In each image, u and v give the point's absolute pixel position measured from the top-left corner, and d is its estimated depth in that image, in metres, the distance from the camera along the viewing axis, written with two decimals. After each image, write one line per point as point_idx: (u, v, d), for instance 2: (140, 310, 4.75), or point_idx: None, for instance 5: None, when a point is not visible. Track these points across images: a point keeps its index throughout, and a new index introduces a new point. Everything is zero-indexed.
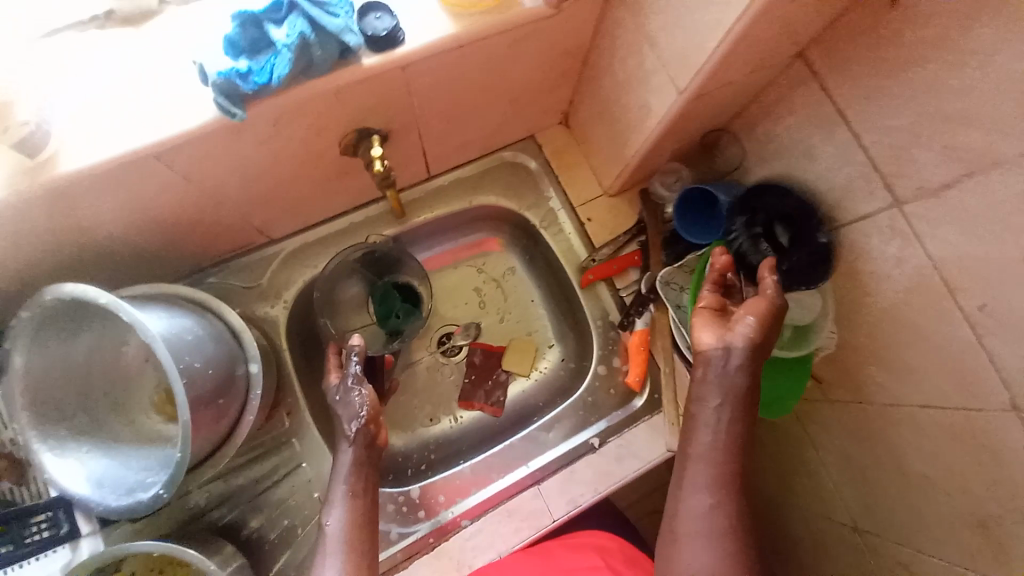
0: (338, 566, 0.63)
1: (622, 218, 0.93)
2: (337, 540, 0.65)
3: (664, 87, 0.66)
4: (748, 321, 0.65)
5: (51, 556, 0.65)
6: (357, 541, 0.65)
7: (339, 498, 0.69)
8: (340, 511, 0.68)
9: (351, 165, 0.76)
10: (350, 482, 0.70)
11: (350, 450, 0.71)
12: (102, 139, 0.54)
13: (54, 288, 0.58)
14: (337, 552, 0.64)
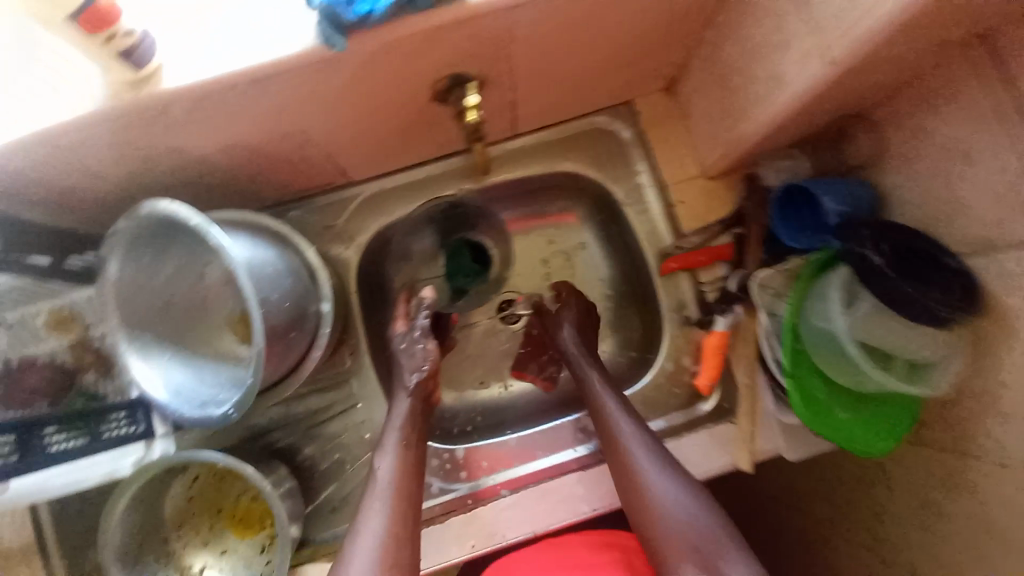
0: (384, 508, 0.67)
1: (718, 204, 0.84)
2: (384, 484, 0.68)
3: (808, 58, 0.56)
4: None
5: (124, 449, 0.68)
6: (404, 490, 0.68)
7: (391, 446, 0.72)
8: (390, 457, 0.71)
9: (438, 113, 0.72)
10: (401, 429, 0.73)
11: (406, 400, 0.76)
12: (202, 58, 0.52)
13: (151, 203, 0.59)
14: (384, 495, 0.67)
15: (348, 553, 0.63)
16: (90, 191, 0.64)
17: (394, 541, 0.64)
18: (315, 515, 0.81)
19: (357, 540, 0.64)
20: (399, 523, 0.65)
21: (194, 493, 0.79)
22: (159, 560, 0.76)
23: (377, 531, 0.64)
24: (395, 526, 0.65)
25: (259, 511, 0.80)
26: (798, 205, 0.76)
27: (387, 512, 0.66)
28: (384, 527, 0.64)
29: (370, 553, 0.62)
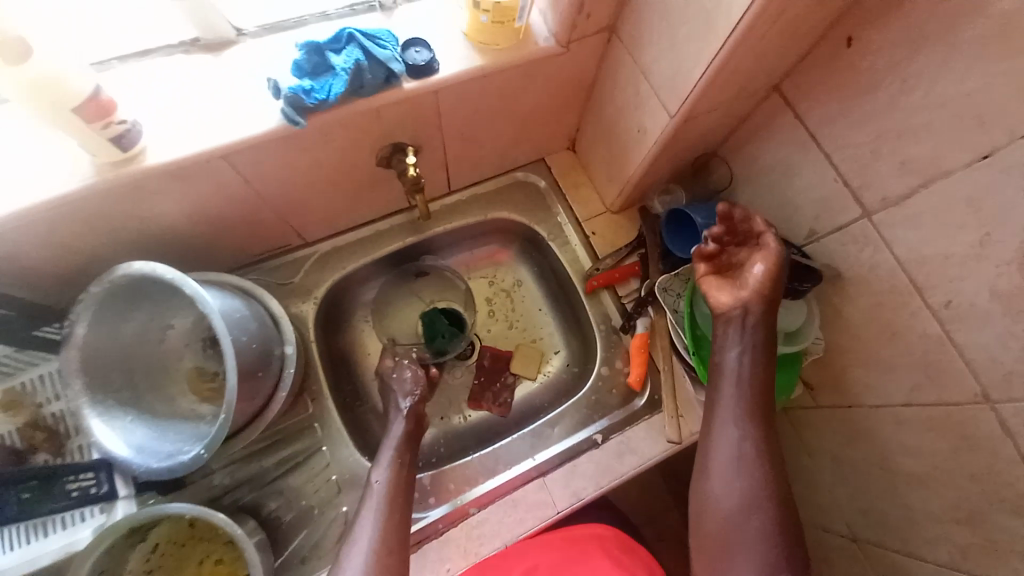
0: (377, 510, 0.73)
1: (622, 232, 1.03)
2: (382, 486, 0.76)
3: (659, 111, 0.76)
4: (758, 269, 0.75)
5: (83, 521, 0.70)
6: (398, 493, 0.75)
7: (385, 461, 0.79)
8: (384, 468, 0.78)
9: (384, 175, 0.86)
10: (397, 447, 0.80)
11: (402, 422, 0.84)
12: (181, 139, 0.62)
13: (124, 266, 0.65)
14: (378, 501, 0.74)
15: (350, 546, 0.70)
16: (59, 265, 0.69)
17: (387, 545, 0.70)
18: (285, 568, 0.80)
19: (356, 537, 0.70)
20: (395, 520, 0.72)
21: (154, 564, 0.75)
22: None
23: (375, 521, 0.71)
24: (390, 518, 0.72)
25: (227, 572, 0.77)
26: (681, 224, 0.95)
27: (381, 511, 0.73)
28: (381, 520, 0.72)
29: (365, 552, 0.69)
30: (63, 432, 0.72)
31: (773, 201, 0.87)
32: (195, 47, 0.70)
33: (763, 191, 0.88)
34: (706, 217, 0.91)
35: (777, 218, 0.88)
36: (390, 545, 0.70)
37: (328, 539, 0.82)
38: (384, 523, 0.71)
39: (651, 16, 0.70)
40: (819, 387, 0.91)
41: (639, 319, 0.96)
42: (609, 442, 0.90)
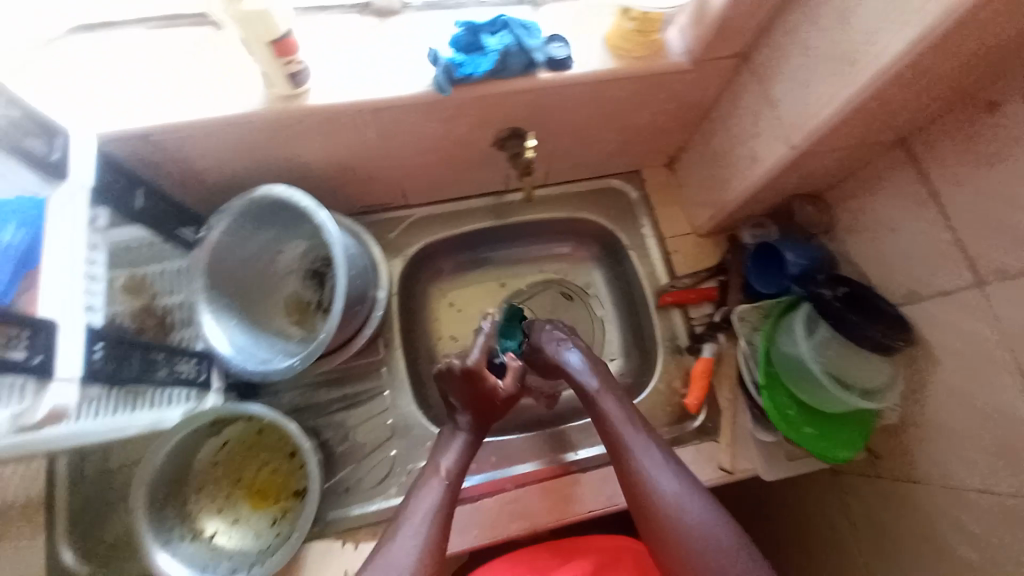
0: (434, 496, 0.73)
1: (704, 256, 1.03)
2: (451, 466, 0.77)
3: (775, 143, 0.77)
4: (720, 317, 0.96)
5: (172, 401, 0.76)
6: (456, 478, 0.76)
7: (455, 446, 0.79)
8: (454, 455, 0.78)
9: (493, 156, 0.91)
10: (466, 441, 0.80)
11: (469, 421, 0.81)
12: (342, 88, 0.70)
13: (265, 187, 0.73)
14: (438, 487, 0.74)
15: (401, 519, 0.71)
16: (209, 177, 0.78)
17: (437, 527, 0.71)
18: (329, 494, 0.85)
19: (409, 513, 0.71)
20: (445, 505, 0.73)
21: (219, 459, 0.83)
22: (176, 520, 0.76)
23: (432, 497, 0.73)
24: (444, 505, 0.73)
25: (279, 484, 0.84)
26: (770, 260, 0.95)
27: (436, 498, 0.73)
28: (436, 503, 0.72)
29: (414, 535, 0.69)
30: (171, 323, 0.83)
31: (873, 255, 0.85)
32: (367, 12, 0.78)
33: (863, 242, 0.86)
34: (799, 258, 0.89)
35: (870, 273, 0.86)
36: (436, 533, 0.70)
37: (372, 478, 0.87)
38: (441, 504, 0.73)
39: (790, 49, 0.71)
40: (882, 454, 0.88)
41: (707, 344, 0.95)
42: None
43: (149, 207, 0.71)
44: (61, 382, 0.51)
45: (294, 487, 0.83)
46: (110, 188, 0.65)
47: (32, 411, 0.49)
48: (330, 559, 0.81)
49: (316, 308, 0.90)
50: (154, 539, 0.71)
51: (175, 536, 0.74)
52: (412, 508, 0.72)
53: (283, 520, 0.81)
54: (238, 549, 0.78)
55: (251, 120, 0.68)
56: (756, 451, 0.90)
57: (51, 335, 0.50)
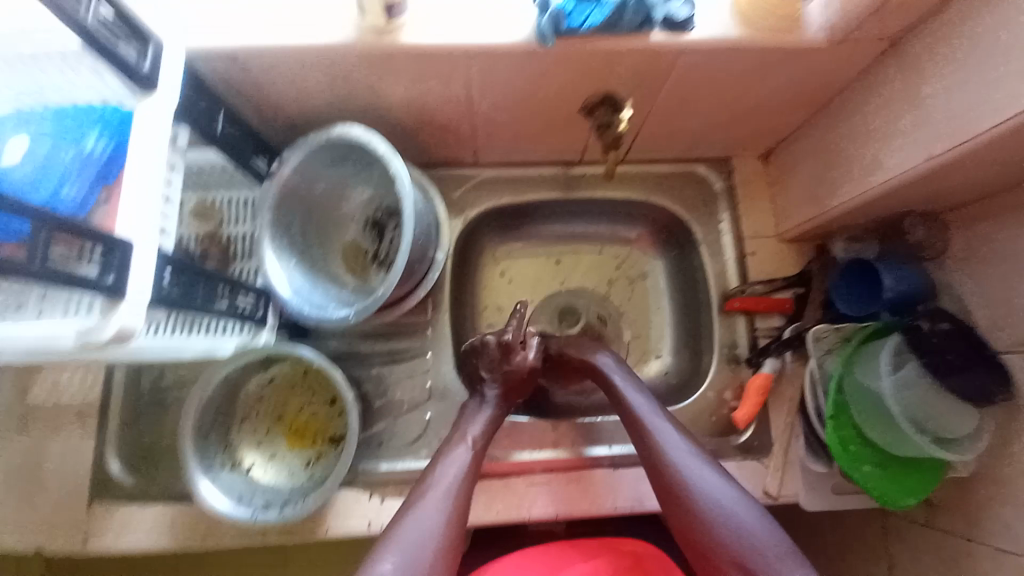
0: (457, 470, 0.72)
1: (783, 263, 0.95)
2: (475, 438, 0.76)
3: (907, 151, 0.68)
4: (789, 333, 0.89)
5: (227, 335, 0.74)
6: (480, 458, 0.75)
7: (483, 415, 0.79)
8: (480, 426, 0.78)
9: (578, 124, 0.84)
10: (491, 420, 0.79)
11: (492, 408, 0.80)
12: (437, 26, 0.64)
13: (344, 126, 0.70)
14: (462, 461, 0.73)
15: (420, 493, 0.70)
16: (285, 108, 0.75)
17: (456, 507, 0.69)
18: (362, 445, 0.86)
19: (429, 489, 0.70)
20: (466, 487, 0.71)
21: (264, 394, 0.85)
22: (218, 449, 0.78)
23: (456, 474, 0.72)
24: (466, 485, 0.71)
25: (316, 427, 0.85)
26: (861, 278, 0.86)
27: (456, 475, 0.72)
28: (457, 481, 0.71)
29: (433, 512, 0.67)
30: (233, 253, 0.85)
31: (986, 293, 0.76)
32: None
33: (978, 276, 0.77)
34: (896, 282, 0.81)
35: (978, 312, 0.77)
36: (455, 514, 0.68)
37: (405, 436, 0.87)
38: (463, 481, 0.72)
39: (957, 42, 0.61)
40: (944, 506, 0.81)
41: (768, 358, 0.89)
42: None
43: (226, 132, 0.69)
44: (130, 304, 0.50)
45: (330, 434, 0.84)
46: (194, 106, 0.62)
47: (99, 329, 0.49)
48: (356, 508, 0.82)
49: (374, 260, 0.87)
50: (196, 464, 0.73)
51: (216, 464, 0.76)
52: (433, 483, 0.70)
53: (317, 464, 0.82)
54: (273, 485, 0.79)
55: (338, 50, 0.64)
56: (801, 476, 0.86)
57: (125, 255, 0.48)
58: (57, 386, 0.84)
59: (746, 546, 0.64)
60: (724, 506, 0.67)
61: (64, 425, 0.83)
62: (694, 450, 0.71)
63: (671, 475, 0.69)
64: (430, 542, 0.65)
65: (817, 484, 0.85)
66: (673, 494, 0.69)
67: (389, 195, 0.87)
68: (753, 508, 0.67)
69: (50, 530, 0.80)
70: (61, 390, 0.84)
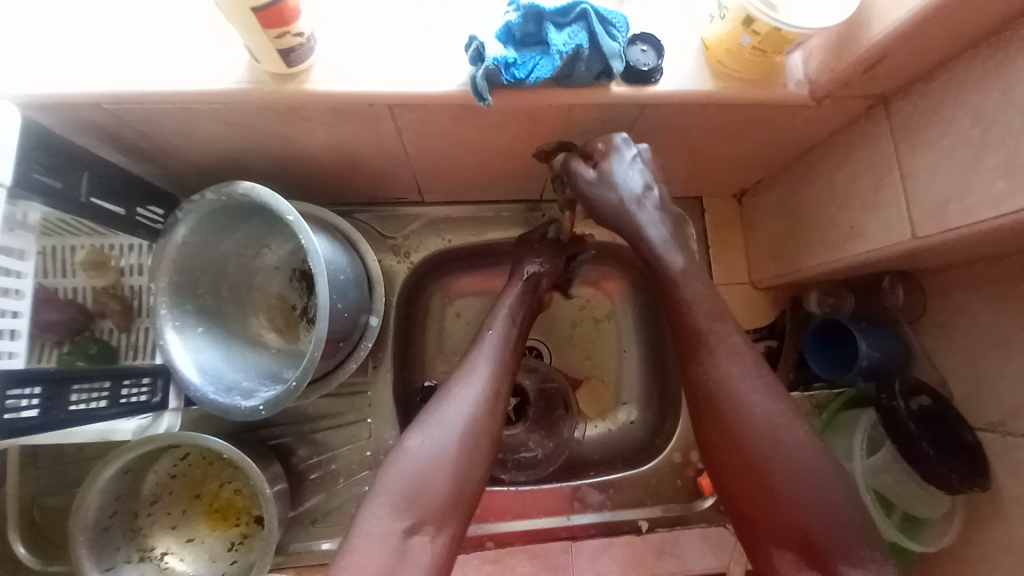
0: (482, 374, 0.65)
1: (754, 315, 0.89)
2: (490, 351, 0.67)
3: (892, 223, 0.60)
4: None
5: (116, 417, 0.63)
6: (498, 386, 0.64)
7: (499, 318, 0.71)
8: (502, 321, 0.71)
9: (531, 168, 0.74)
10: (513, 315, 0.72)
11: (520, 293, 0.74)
12: (350, 73, 0.53)
13: (246, 184, 0.59)
14: (487, 357, 0.66)
15: (418, 424, 0.60)
16: (180, 157, 0.63)
17: (482, 439, 0.61)
18: (296, 523, 0.78)
19: (424, 425, 0.60)
20: (482, 422, 0.61)
21: (179, 472, 0.75)
22: (123, 539, 0.69)
23: (459, 422, 0.60)
24: (477, 422, 0.61)
25: (237, 509, 0.76)
26: (834, 338, 0.81)
27: (491, 371, 0.65)
28: (468, 417, 0.61)
29: (454, 419, 0.60)
30: (136, 308, 0.77)
31: (963, 366, 0.70)
32: None
33: (958, 347, 0.71)
34: (872, 348, 0.75)
35: (956, 386, 0.71)
36: (465, 463, 0.59)
37: (342, 512, 0.78)
38: (472, 423, 0.60)
39: (955, 110, 0.52)
40: None
41: None
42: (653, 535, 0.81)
43: (93, 199, 0.57)
44: None
45: (255, 512, 0.76)
46: (39, 178, 0.50)
47: None
48: None
49: (303, 316, 0.78)
50: (92, 566, 0.64)
51: (118, 562, 0.67)
52: (436, 422, 0.60)
53: (240, 548, 0.74)
54: None
55: (228, 101, 0.52)
56: None
57: None
58: None
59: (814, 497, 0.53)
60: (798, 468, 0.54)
61: None
62: (788, 420, 0.57)
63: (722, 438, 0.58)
64: (447, 433, 0.59)
65: None
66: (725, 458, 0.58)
67: None
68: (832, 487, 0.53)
69: None
70: None
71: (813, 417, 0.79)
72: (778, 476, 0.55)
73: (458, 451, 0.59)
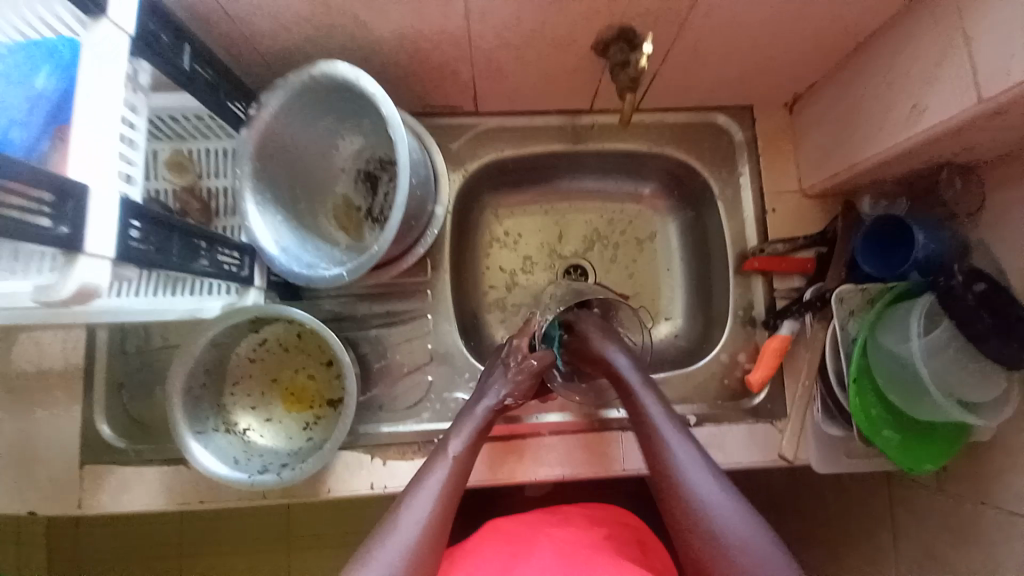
0: (430, 498, 0.64)
1: (803, 221, 0.90)
2: (448, 467, 0.67)
3: (955, 92, 0.60)
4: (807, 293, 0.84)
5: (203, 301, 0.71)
6: (443, 509, 0.64)
7: (471, 423, 0.72)
8: (466, 439, 0.70)
9: (585, 65, 0.76)
10: (475, 433, 0.71)
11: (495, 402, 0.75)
12: None
13: (327, 64, 0.63)
14: (433, 486, 0.65)
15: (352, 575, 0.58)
16: (264, 45, 0.68)
17: (434, 533, 0.62)
18: (362, 408, 0.83)
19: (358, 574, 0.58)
20: (426, 551, 0.61)
21: (258, 356, 0.81)
22: (211, 411, 0.75)
23: (403, 546, 0.60)
24: (432, 531, 0.62)
25: (312, 391, 0.82)
26: (886, 238, 0.81)
27: (436, 497, 0.65)
28: (422, 532, 0.61)
29: (397, 553, 0.59)
30: (213, 210, 0.81)
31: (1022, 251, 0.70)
32: None
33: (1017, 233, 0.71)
34: (928, 241, 0.76)
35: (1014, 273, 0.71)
36: None
37: (404, 399, 0.84)
38: (417, 545, 0.61)
39: None
40: (959, 472, 0.78)
41: (786, 320, 0.85)
42: (700, 428, 0.84)
43: (194, 70, 0.61)
44: (90, 258, 0.45)
45: (327, 395, 0.82)
46: (151, 39, 0.54)
47: (58, 287, 0.45)
48: (356, 471, 0.80)
49: (368, 217, 0.82)
50: (188, 427, 0.70)
51: (209, 427, 0.74)
52: (390, 534, 0.61)
53: (314, 427, 0.80)
54: (270, 448, 0.77)
55: None
56: (815, 443, 0.83)
57: (82, 204, 0.44)
58: (40, 348, 0.80)
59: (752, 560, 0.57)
60: (731, 527, 0.58)
61: (50, 388, 0.79)
62: (735, 513, 0.60)
63: (671, 501, 0.62)
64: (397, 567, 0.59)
65: (830, 447, 0.83)
66: (670, 496, 0.63)
67: (382, 144, 0.80)
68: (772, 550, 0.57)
69: (42, 491, 0.78)
70: (44, 353, 0.80)
71: (864, 311, 0.79)
72: (705, 532, 0.59)
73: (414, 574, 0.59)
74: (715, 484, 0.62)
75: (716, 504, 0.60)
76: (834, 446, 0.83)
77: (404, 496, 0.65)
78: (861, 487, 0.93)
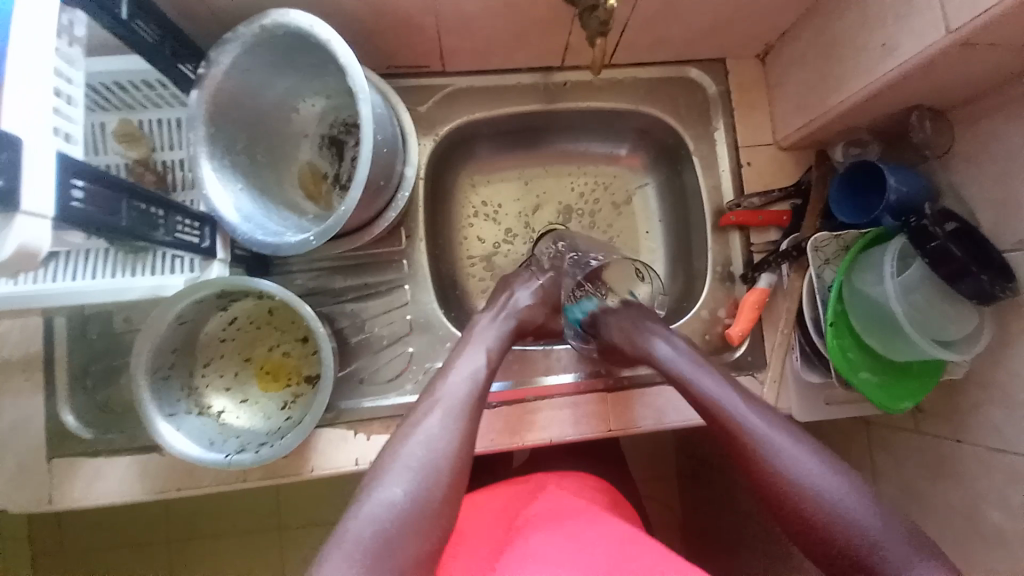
0: (464, 388, 0.64)
1: (779, 174, 0.89)
2: (478, 364, 0.67)
3: (926, 25, 0.60)
4: (785, 244, 0.84)
5: (162, 281, 0.68)
6: (471, 415, 0.62)
7: (497, 323, 0.75)
8: (495, 335, 0.73)
9: (556, 12, 0.74)
10: (501, 336, 0.73)
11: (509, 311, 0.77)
12: None
13: (279, 13, 0.60)
14: (470, 379, 0.65)
15: (379, 477, 0.55)
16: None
17: (466, 421, 0.61)
18: (342, 383, 0.80)
19: (384, 478, 0.54)
20: (460, 446, 0.58)
21: (228, 336, 0.78)
22: (182, 393, 0.72)
23: (439, 434, 0.58)
24: (465, 425, 0.60)
25: (288, 369, 0.79)
26: (862, 186, 0.81)
27: (470, 389, 0.64)
28: (450, 435, 0.59)
29: (431, 435, 0.58)
30: (171, 182, 0.74)
31: (987, 188, 0.71)
32: None
33: (981, 175, 0.72)
34: (900, 184, 0.76)
35: (980, 213, 0.72)
36: (446, 473, 0.56)
37: (386, 371, 0.81)
38: (456, 428, 0.59)
39: None
40: (932, 413, 0.81)
41: (764, 273, 0.85)
42: None
43: (132, 23, 0.58)
44: (28, 218, 0.42)
45: (305, 372, 0.79)
46: None
47: None
48: (340, 446, 0.78)
49: (334, 182, 0.80)
50: (157, 408, 0.67)
51: (181, 409, 0.70)
52: (425, 423, 0.59)
53: (293, 406, 0.76)
54: (247, 428, 0.74)
55: None
56: (796, 391, 0.84)
57: (16, 155, 0.41)
58: None
59: (875, 550, 0.53)
60: (846, 516, 0.55)
61: (8, 380, 0.74)
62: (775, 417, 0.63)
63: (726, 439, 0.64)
64: (439, 451, 0.57)
65: (811, 395, 0.84)
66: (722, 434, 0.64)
67: (344, 106, 0.80)
68: (889, 532, 0.54)
69: (7, 490, 0.73)
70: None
71: (840, 258, 0.79)
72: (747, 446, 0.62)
73: (444, 466, 0.56)
74: (755, 409, 0.64)
75: (747, 417, 0.63)
76: (815, 394, 0.84)
77: (433, 400, 0.62)
78: (841, 433, 0.96)
